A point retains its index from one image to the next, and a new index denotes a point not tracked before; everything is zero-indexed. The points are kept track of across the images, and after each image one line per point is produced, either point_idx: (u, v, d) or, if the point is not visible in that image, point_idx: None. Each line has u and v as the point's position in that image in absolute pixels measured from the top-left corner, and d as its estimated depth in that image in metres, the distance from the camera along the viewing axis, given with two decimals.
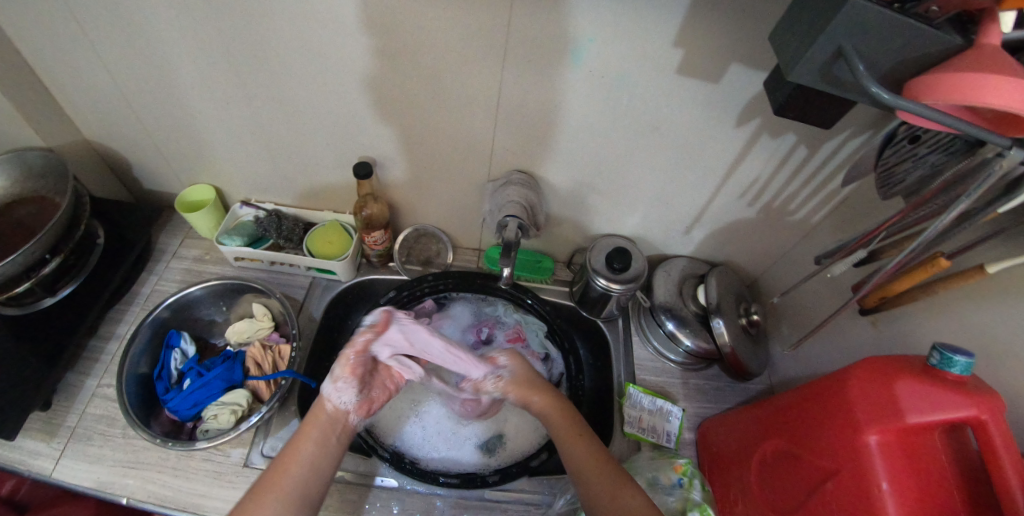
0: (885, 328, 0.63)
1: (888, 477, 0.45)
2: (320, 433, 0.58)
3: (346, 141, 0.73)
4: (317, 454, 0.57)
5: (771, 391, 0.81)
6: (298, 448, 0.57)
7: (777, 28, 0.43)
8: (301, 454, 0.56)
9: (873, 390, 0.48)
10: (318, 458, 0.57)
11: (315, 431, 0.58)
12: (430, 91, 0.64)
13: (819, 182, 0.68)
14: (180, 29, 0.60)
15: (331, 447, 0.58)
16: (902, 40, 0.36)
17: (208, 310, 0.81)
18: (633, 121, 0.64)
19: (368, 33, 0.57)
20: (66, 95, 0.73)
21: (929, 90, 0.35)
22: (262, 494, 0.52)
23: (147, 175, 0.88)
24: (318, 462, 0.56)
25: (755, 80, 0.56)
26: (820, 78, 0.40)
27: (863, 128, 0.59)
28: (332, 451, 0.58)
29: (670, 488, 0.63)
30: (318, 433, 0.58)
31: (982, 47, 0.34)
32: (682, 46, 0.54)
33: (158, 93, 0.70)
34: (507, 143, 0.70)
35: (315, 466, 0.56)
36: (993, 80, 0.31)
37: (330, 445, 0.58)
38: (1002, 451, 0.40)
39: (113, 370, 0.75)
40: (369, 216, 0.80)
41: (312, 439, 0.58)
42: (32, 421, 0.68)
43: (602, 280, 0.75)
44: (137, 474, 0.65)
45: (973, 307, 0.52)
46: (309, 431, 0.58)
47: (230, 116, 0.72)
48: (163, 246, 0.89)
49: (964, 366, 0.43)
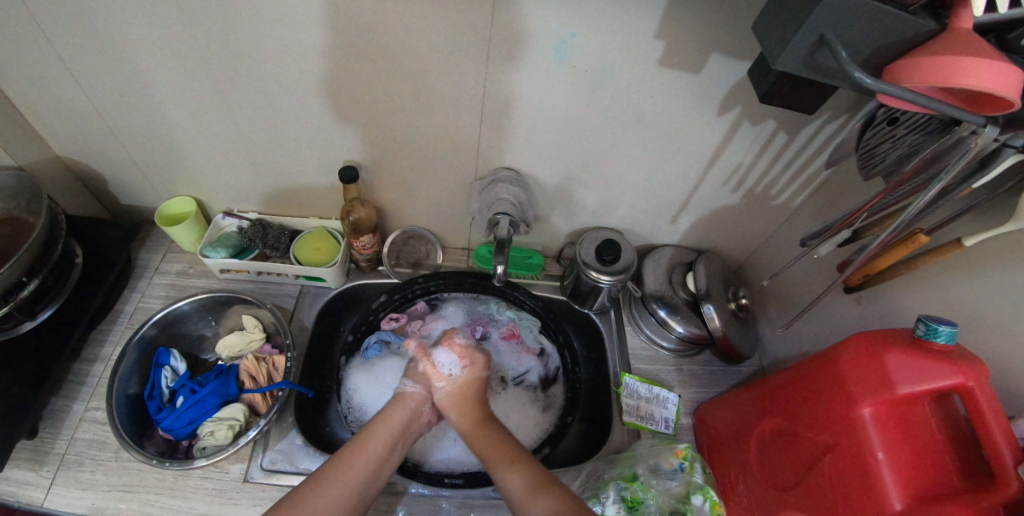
0: (869, 304, 0.64)
1: (884, 447, 0.46)
2: (389, 437, 0.60)
3: (329, 146, 0.72)
4: (383, 457, 0.58)
5: (763, 373, 0.83)
6: (368, 445, 0.58)
7: (759, 18, 0.44)
8: (370, 453, 0.57)
9: (865, 364, 0.49)
10: (382, 461, 0.57)
11: (386, 433, 0.60)
12: (413, 92, 0.63)
13: (799, 167, 0.69)
14: (150, 37, 0.58)
15: (395, 453, 0.59)
16: (880, 26, 0.37)
17: (197, 324, 0.80)
18: (617, 114, 0.64)
19: (348, 37, 0.56)
20: (34, 111, 0.70)
21: (911, 74, 0.36)
22: (326, 484, 0.52)
23: (124, 190, 0.86)
24: (381, 463, 0.57)
25: (736, 69, 0.57)
26: (803, 64, 0.41)
27: (839, 112, 0.60)
28: (396, 456, 0.60)
29: (672, 473, 0.64)
30: (388, 437, 0.60)
31: (957, 31, 0.35)
32: (664, 38, 0.54)
33: (132, 106, 0.68)
34: (493, 142, 0.70)
35: (379, 466, 0.57)
36: (970, 62, 0.33)
37: (398, 449, 0.60)
38: (989, 415, 0.42)
39: (101, 392, 0.73)
40: (356, 221, 0.79)
41: (381, 441, 0.59)
42: (19, 450, 0.66)
43: (593, 272, 0.76)
44: (133, 497, 0.63)
45: (952, 280, 0.54)
46: (381, 431, 0.60)
47: (209, 126, 0.70)
48: (145, 262, 0.87)
49: (948, 336, 0.45)
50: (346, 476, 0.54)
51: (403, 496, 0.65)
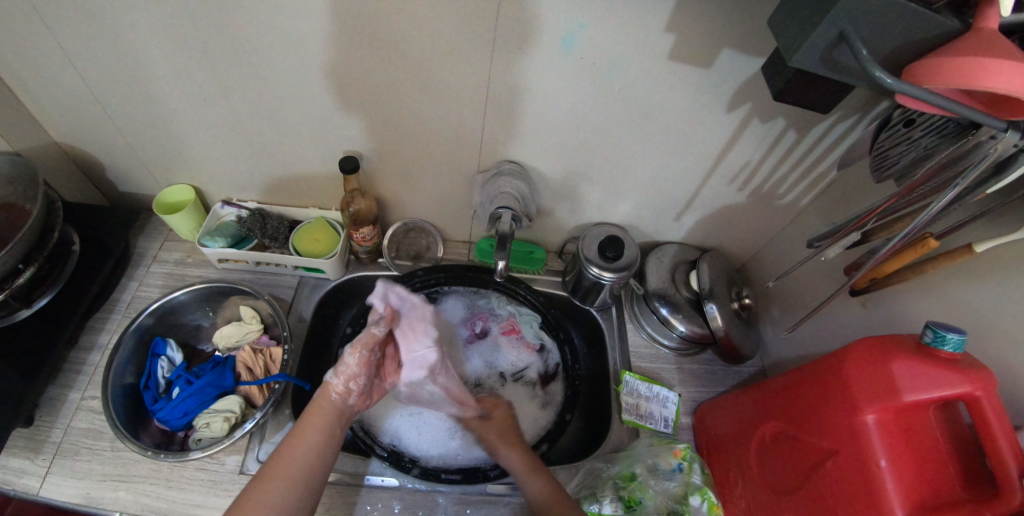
0: (874, 308, 0.64)
1: (887, 455, 0.46)
2: (322, 430, 0.58)
3: (329, 136, 0.71)
4: (317, 449, 0.57)
5: (763, 374, 0.82)
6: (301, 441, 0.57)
7: (776, 13, 0.42)
8: (306, 443, 0.57)
9: (870, 370, 0.48)
10: (317, 454, 0.57)
11: (319, 419, 0.59)
12: (415, 82, 0.62)
13: (808, 167, 0.68)
14: (146, 20, 0.56)
15: (335, 434, 0.59)
16: (902, 25, 0.35)
17: (193, 314, 0.79)
18: (623, 108, 0.63)
19: (350, 23, 0.55)
20: (29, 95, 0.68)
21: (930, 75, 0.35)
22: (265, 482, 0.53)
23: (122, 177, 0.85)
24: (319, 450, 0.57)
25: (748, 65, 0.56)
26: (821, 62, 0.40)
27: (852, 112, 0.59)
28: (336, 437, 0.59)
29: (670, 474, 0.64)
30: (324, 424, 0.59)
31: (981, 30, 0.34)
32: (674, 32, 0.53)
33: (129, 92, 0.67)
34: (496, 134, 0.68)
35: (317, 454, 0.57)
36: (993, 62, 0.31)
37: (335, 431, 0.59)
38: (996, 426, 0.41)
39: (97, 381, 0.72)
40: (356, 212, 0.77)
41: (318, 428, 0.58)
42: (15, 438, 0.66)
43: (595, 269, 0.75)
44: (129, 487, 0.63)
45: (961, 286, 0.53)
46: (311, 420, 0.59)
47: (207, 113, 0.69)
48: (143, 250, 0.86)
49: (956, 344, 0.44)
50: (283, 473, 0.54)
51: (400, 491, 0.65)
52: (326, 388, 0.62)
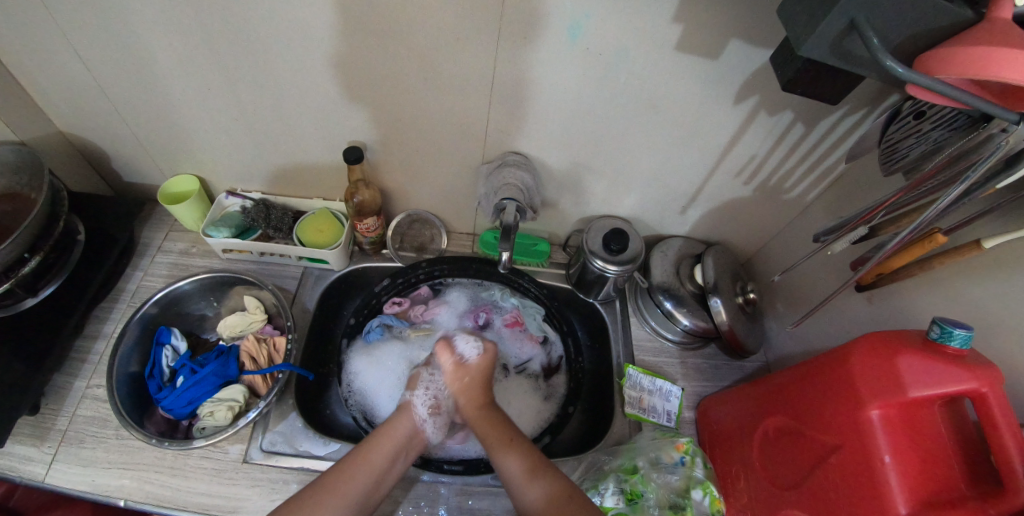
0: (880, 303, 0.63)
1: (891, 450, 0.46)
2: (394, 445, 0.59)
3: (334, 126, 0.71)
4: (388, 462, 0.58)
5: (767, 368, 0.82)
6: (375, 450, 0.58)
7: (786, 1, 0.42)
8: (372, 462, 0.57)
9: (875, 365, 0.48)
10: (386, 468, 0.57)
11: (391, 444, 0.59)
12: (420, 72, 0.61)
13: (815, 160, 0.67)
14: (151, 8, 0.56)
15: (397, 466, 0.59)
16: (915, 14, 0.35)
17: (198, 304, 0.79)
18: (629, 101, 0.63)
19: (355, 12, 0.55)
20: (34, 84, 0.68)
21: (942, 65, 0.34)
22: (331, 489, 0.53)
23: (126, 167, 0.85)
24: (381, 476, 0.57)
25: (756, 56, 0.55)
26: (831, 52, 0.39)
27: (861, 104, 0.58)
28: (399, 468, 0.59)
29: (672, 467, 0.64)
30: (391, 449, 0.59)
31: (995, 20, 0.33)
32: (682, 22, 0.52)
33: (134, 81, 0.66)
34: (502, 125, 0.68)
35: (380, 476, 0.56)
36: (1008, 52, 0.31)
37: (400, 460, 0.59)
38: (1002, 421, 0.41)
39: (102, 370, 0.72)
40: (360, 203, 0.77)
41: (384, 452, 0.58)
42: (21, 425, 0.66)
43: (599, 262, 0.75)
44: (133, 475, 0.63)
45: (968, 280, 0.53)
46: (383, 439, 0.59)
47: (212, 103, 0.69)
48: (148, 240, 0.86)
49: (963, 339, 0.44)
50: (350, 485, 0.54)
51: (402, 482, 0.65)
52: (406, 411, 0.63)
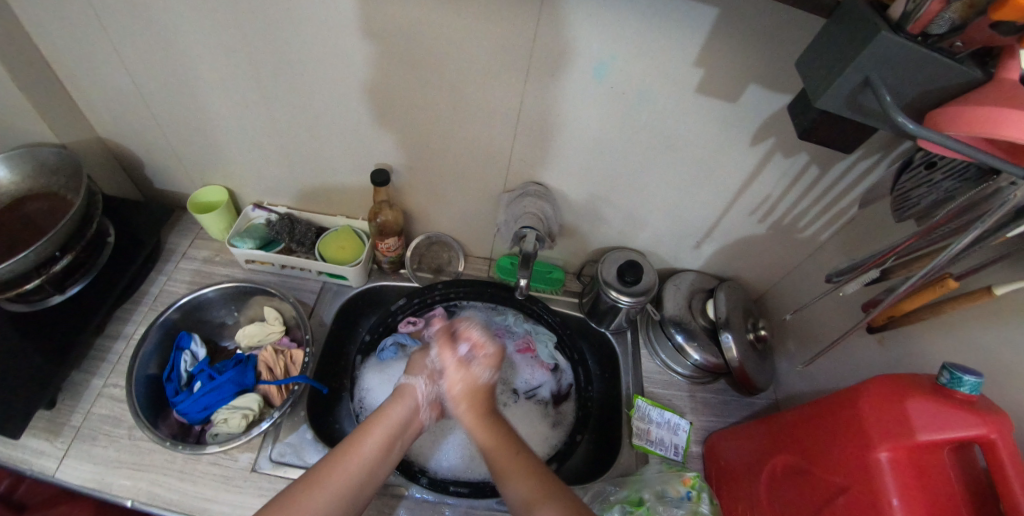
0: (892, 346, 0.64)
1: (899, 493, 0.46)
2: (383, 437, 0.61)
3: (362, 147, 0.74)
4: (377, 456, 0.59)
5: (777, 407, 0.82)
6: (365, 441, 0.59)
7: (803, 55, 0.44)
8: (364, 455, 0.58)
9: (884, 407, 0.49)
10: (376, 459, 0.59)
11: (380, 433, 0.61)
12: (450, 101, 0.64)
13: (829, 202, 0.69)
14: (204, 31, 0.60)
15: (391, 453, 0.61)
16: (926, 73, 0.37)
17: (218, 312, 0.81)
18: (648, 138, 0.65)
19: (392, 43, 0.58)
20: (84, 93, 0.73)
21: (952, 122, 0.36)
22: (317, 486, 0.53)
23: (160, 175, 0.88)
24: (376, 464, 0.58)
25: (774, 101, 0.57)
26: (846, 105, 0.41)
27: (875, 151, 0.60)
28: (393, 453, 0.61)
29: (679, 501, 0.63)
30: (382, 437, 0.60)
31: (1002, 81, 0.35)
32: (703, 66, 0.55)
33: (178, 96, 0.71)
34: (525, 155, 0.71)
35: (373, 468, 0.58)
36: (1012, 113, 0.33)
37: (393, 450, 0.61)
38: (1010, 468, 0.41)
39: (119, 370, 0.74)
40: (383, 223, 0.80)
41: (376, 442, 0.60)
42: (37, 419, 0.67)
43: (613, 292, 0.76)
44: (143, 476, 0.64)
45: (981, 330, 0.53)
46: (376, 433, 0.61)
47: (249, 119, 0.73)
48: (174, 246, 0.89)
49: (972, 386, 0.44)
50: (340, 477, 0.55)
51: (408, 501, 0.66)
52: (401, 397, 0.65)
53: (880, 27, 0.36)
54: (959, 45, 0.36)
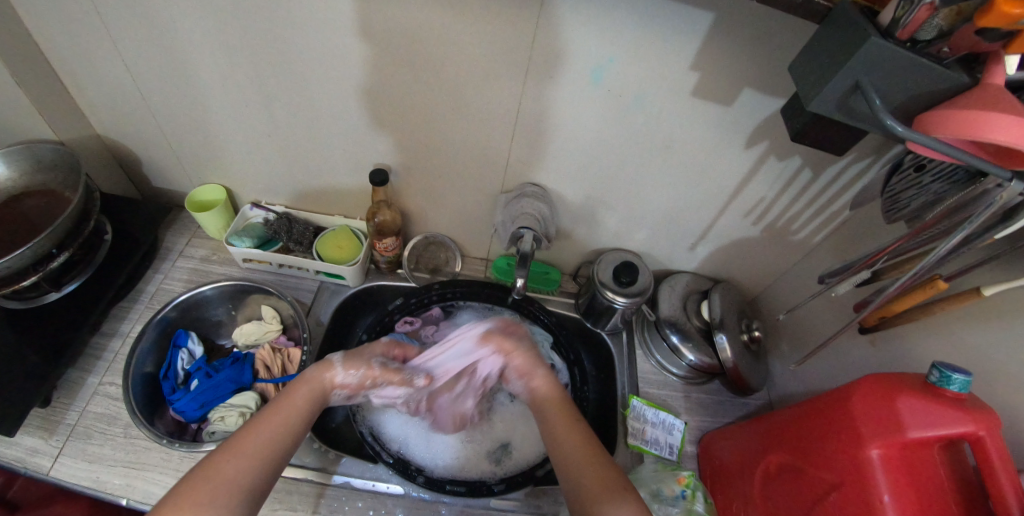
0: (882, 347, 0.65)
1: (890, 490, 0.46)
2: (300, 407, 0.56)
3: (361, 147, 0.74)
4: (293, 425, 0.54)
5: (770, 407, 0.83)
6: (277, 411, 0.54)
7: (796, 60, 0.46)
8: (279, 420, 0.54)
9: (875, 406, 0.49)
10: (293, 429, 0.54)
11: (299, 399, 0.57)
12: (449, 103, 0.65)
13: (822, 205, 0.70)
14: (204, 29, 0.61)
15: (310, 418, 0.57)
16: (915, 78, 0.38)
17: (216, 310, 0.81)
18: (645, 140, 0.66)
19: (391, 44, 0.59)
20: (81, 90, 0.73)
21: (939, 125, 0.37)
22: (227, 454, 0.48)
23: (158, 174, 0.88)
24: (293, 429, 0.54)
25: (768, 105, 0.58)
26: (837, 108, 0.42)
27: (866, 155, 0.61)
28: (309, 423, 0.56)
29: (673, 500, 0.64)
30: (299, 404, 0.56)
31: (989, 86, 0.37)
32: (698, 70, 0.56)
33: (177, 94, 0.71)
34: (523, 157, 0.71)
35: (292, 434, 0.54)
36: (999, 117, 0.34)
37: (310, 417, 0.56)
38: (998, 465, 0.42)
39: (115, 368, 0.74)
40: (381, 223, 0.81)
41: (293, 408, 0.56)
42: (31, 417, 0.67)
43: (609, 293, 0.76)
44: (139, 474, 0.64)
45: (969, 331, 0.54)
46: (291, 402, 0.56)
47: (247, 118, 0.73)
48: (170, 244, 0.89)
49: (961, 384, 0.45)
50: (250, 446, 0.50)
51: (404, 499, 0.66)
52: (322, 368, 0.60)
53: (870, 33, 0.36)
54: (946, 51, 0.38)
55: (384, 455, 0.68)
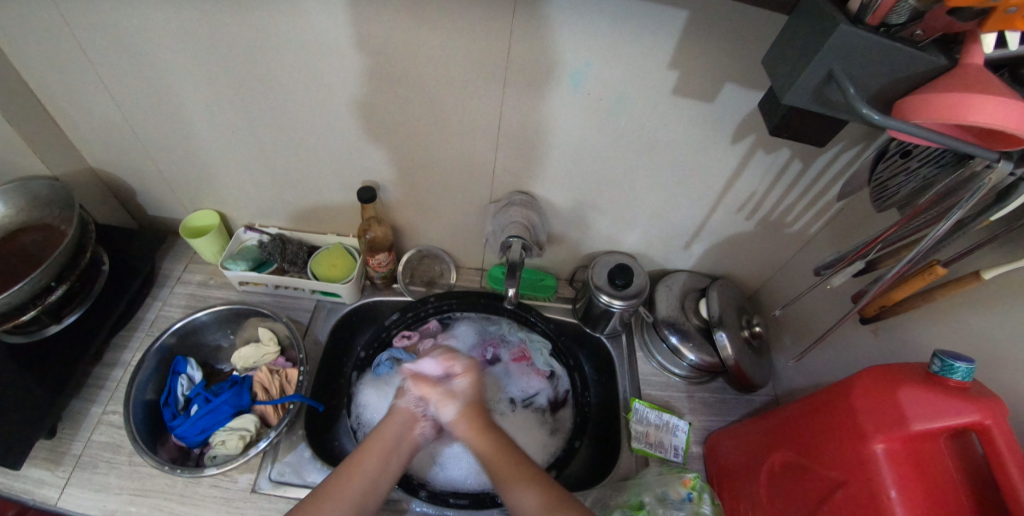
0: (885, 336, 0.63)
1: (896, 485, 0.45)
2: (382, 450, 0.61)
3: (349, 166, 0.75)
4: (377, 472, 0.59)
5: (777, 402, 0.81)
6: (362, 461, 0.59)
7: (768, 55, 0.45)
8: (365, 468, 0.58)
9: (878, 398, 0.48)
10: (377, 477, 0.58)
11: (381, 449, 0.61)
12: (431, 115, 0.65)
13: (815, 196, 0.69)
14: (186, 58, 0.61)
15: (393, 465, 0.61)
16: (890, 63, 0.37)
17: (214, 335, 0.82)
18: (629, 141, 0.65)
19: (368, 61, 0.59)
20: (73, 126, 0.74)
21: (917, 111, 0.37)
22: (324, 502, 0.54)
23: (153, 202, 0.89)
24: (378, 478, 0.58)
25: (750, 98, 0.58)
26: (813, 99, 0.42)
27: (855, 142, 0.60)
28: (393, 469, 0.61)
29: (679, 503, 0.62)
30: (383, 452, 0.60)
31: (967, 66, 0.36)
32: (677, 68, 0.56)
33: (164, 123, 0.72)
34: (509, 166, 0.71)
35: (375, 481, 0.58)
36: (978, 98, 0.33)
37: (393, 464, 0.61)
38: (1006, 454, 0.41)
39: (118, 397, 0.74)
40: (372, 239, 0.81)
41: (377, 456, 0.60)
42: (38, 449, 0.68)
43: (605, 297, 0.76)
44: (143, 502, 0.64)
45: (971, 316, 0.53)
46: (375, 446, 0.61)
47: (235, 143, 0.74)
48: (168, 271, 0.90)
49: (965, 372, 0.44)
50: (343, 493, 0.55)
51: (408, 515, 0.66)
52: (392, 418, 0.64)
53: (839, 21, 0.36)
54: (920, 33, 0.37)
55: None
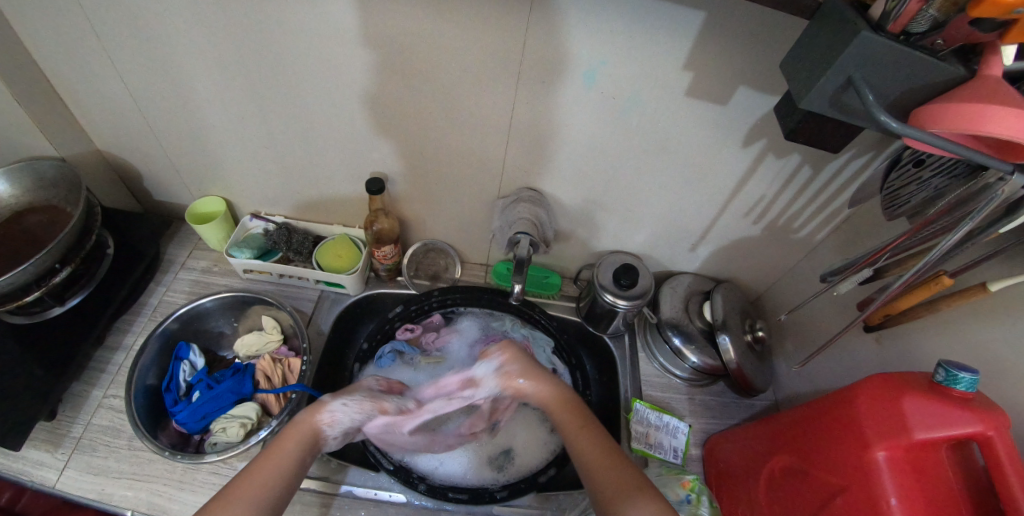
0: (888, 345, 0.63)
1: (897, 493, 0.45)
2: (297, 445, 0.55)
3: (358, 156, 0.74)
4: (294, 463, 0.54)
5: (776, 407, 0.82)
6: (275, 455, 0.53)
7: (785, 60, 0.45)
8: (278, 461, 0.53)
9: (881, 406, 0.48)
10: (293, 470, 0.54)
11: (295, 443, 0.55)
12: (443, 108, 0.65)
13: (822, 203, 0.69)
14: (200, 44, 0.61)
15: (308, 458, 0.56)
16: (907, 70, 0.37)
17: (217, 322, 0.82)
18: (640, 141, 0.65)
19: (381, 52, 0.59)
20: (82, 108, 0.74)
21: (935, 120, 0.36)
22: (225, 501, 0.48)
23: (159, 187, 0.89)
24: (294, 471, 0.54)
25: (763, 103, 0.58)
26: (830, 105, 0.42)
27: (865, 150, 0.60)
28: (308, 462, 0.56)
29: (678, 504, 0.63)
30: (297, 446, 0.55)
31: (985, 78, 0.36)
32: (692, 70, 0.55)
33: (174, 107, 0.71)
34: (518, 161, 0.71)
35: (292, 474, 0.53)
36: (995, 109, 0.33)
37: (311, 454, 0.56)
38: (1007, 464, 0.41)
39: (120, 380, 0.74)
40: (379, 231, 0.81)
41: (291, 450, 0.55)
42: (37, 431, 0.68)
43: (610, 296, 0.76)
44: (142, 486, 0.64)
45: (976, 327, 0.53)
46: (289, 442, 0.55)
47: (245, 130, 0.73)
48: (172, 257, 0.90)
49: (968, 383, 0.44)
50: (253, 488, 0.50)
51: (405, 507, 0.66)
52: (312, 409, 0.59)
53: (861, 26, 0.36)
54: (940, 43, 0.36)
55: (386, 461, 0.70)
